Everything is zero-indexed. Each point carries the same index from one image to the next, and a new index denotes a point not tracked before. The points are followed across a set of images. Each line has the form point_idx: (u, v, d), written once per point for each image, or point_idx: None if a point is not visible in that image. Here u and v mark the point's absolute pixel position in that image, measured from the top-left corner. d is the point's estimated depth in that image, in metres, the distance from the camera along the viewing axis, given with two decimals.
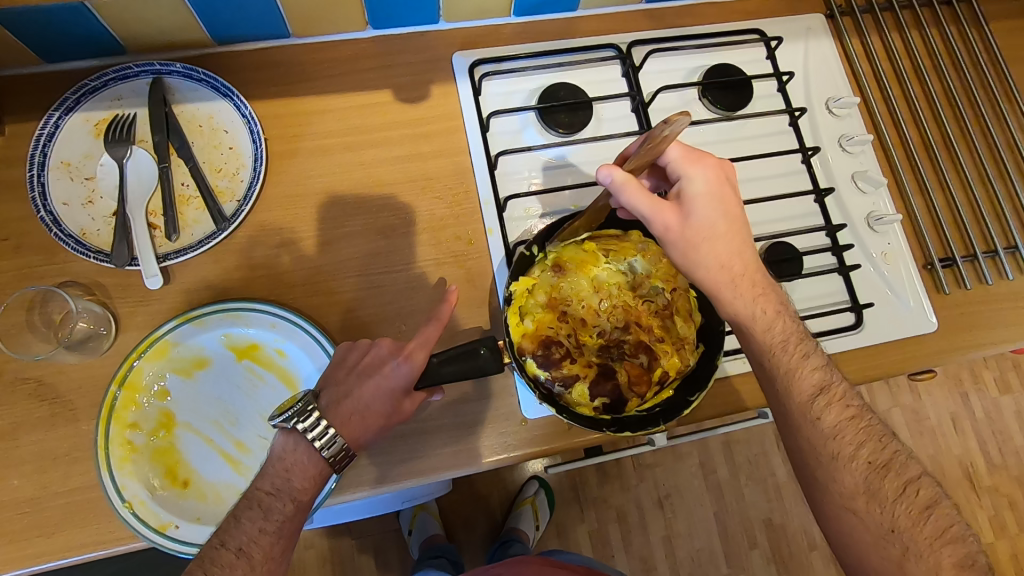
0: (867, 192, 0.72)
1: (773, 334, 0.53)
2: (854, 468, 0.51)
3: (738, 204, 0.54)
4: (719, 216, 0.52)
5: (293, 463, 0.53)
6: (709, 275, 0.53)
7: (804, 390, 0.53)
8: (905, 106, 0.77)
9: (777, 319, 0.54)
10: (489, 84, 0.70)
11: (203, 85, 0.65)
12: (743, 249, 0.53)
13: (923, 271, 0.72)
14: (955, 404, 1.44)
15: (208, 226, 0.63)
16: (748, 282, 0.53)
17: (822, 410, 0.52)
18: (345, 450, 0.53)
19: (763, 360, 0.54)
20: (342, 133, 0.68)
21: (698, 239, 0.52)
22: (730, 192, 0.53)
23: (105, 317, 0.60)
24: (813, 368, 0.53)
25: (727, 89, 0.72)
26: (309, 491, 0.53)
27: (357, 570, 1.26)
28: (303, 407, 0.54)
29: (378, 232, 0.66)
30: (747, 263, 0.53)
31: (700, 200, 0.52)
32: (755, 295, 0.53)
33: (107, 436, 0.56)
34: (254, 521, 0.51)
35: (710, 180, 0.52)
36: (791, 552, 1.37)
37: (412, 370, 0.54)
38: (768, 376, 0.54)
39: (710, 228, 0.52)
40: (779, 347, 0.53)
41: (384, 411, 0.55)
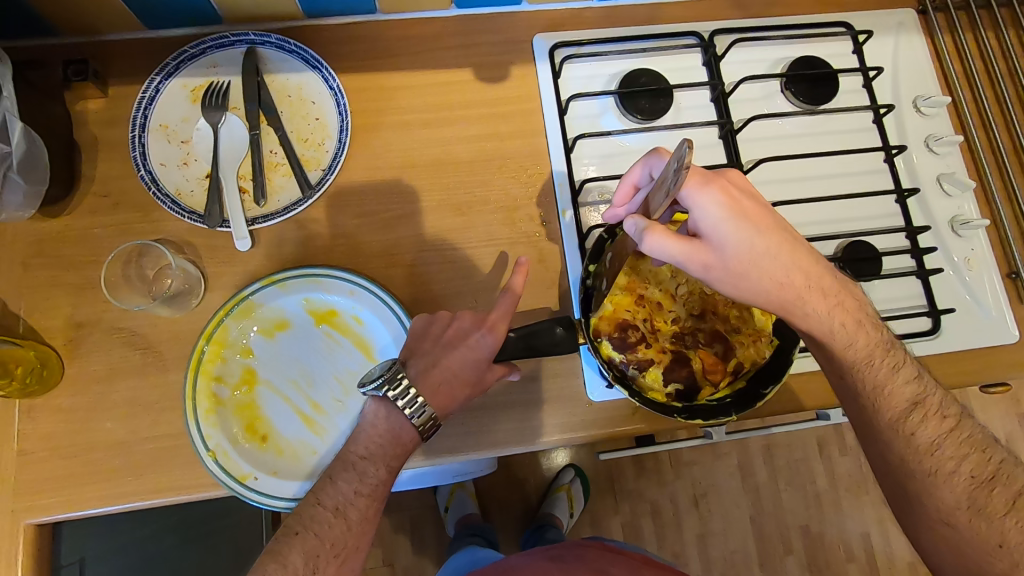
0: (953, 195, 0.70)
1: (857, 349, 0.51)
2: (957, 482, 0.50)
3: (765, 210, 0.48)
4: (754, 234, 0.47)
5: (385, 430, 0.55)
6: (769, 296, 0.49)
7: (895, 404, 0.51)
8: (997, 108, 0.74)
9: (859, 332, 0.51)
10: (570, 67, 0.70)
11: (294, 56, 0.67)
12: (796, 256, 0.49)
13: (1006, 280, 0.70)
14: (1011, 425, 1.39)
15: (294, 193, 0.65)
16: (818, 293, 0.50)
17: (918, 426, 0.51)
18: (433, 419, 0.55)
19: (849, 376, 0.52)
20: (423, 109, 0.69)
21: (744, 267, 0.48)
22: (750, 204, 0.48)
23: (197, 277, 0.63)
24: (905, 381, 0.52)
25: (812, 82, 0.70)
26: (400, 456, 0.55)
27: (395, 542, 1.29)
28: (395, 375, 0.55)
29: (453, 208, 0.67)
30: (809, 270, 0.50)
31: (726, 228, 0.47)
32: (828, 307, 0.50)
33: (194, 387, 0.59)
34: (350, 483, 0.53)
35: (727, 200, 0.47)
36: (828, 561, 1.35)
37: (494, 342, 0.56)
38: (856, 390, 0.52)
39: (760, 250, 0.48)
40: (865, 363, 0.51)
41: (469, 383, 0.56)
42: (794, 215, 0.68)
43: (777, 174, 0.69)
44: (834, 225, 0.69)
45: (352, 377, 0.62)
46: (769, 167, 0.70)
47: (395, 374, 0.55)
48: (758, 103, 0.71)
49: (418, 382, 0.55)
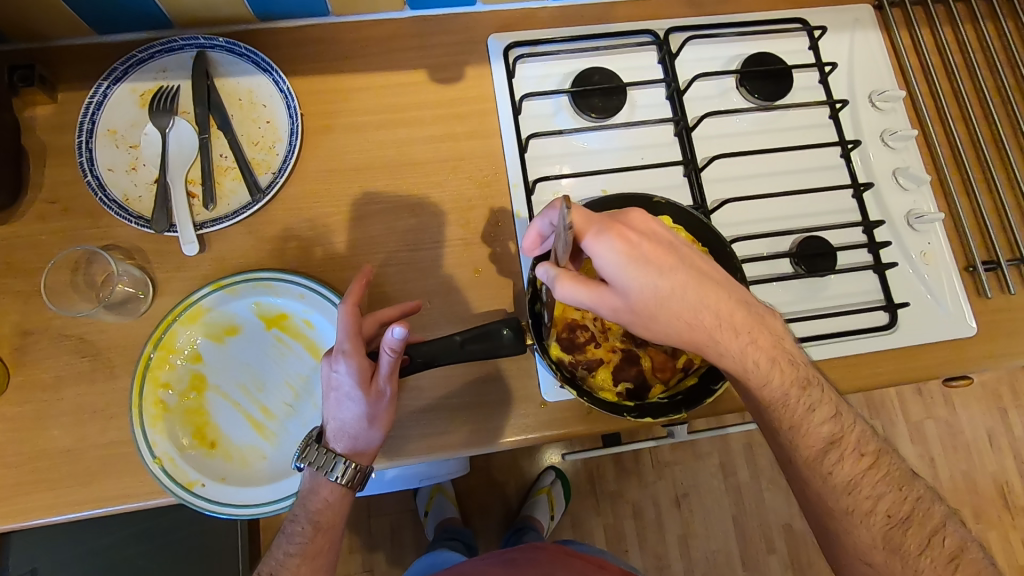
0: (909, 189, 0.70)
1: (772, 388, 0.51)
2: (873, 522, 0.50)
3: (666, 251, 0.48)
4: (654, 278, 0.47)
5: (310, 490, 0.56)
6: (680, 335, 0.49)
7: (812, 443, 0.51)
8: (955, 102, 0.74)
9: (773, 370, 0.51)
10: (524, 67, 0.70)
11: (245, 60, 0.66)
12: (704, 296, 0.49)
13: (964, 273, 0.70)
14: (992, 421, 1.39)
15: (244, 197, 0.65)
16: (729, 330, 0.50)
17: (835, 465, 0.51)
18: (360, 470, 0.56)
19: (767, 413, 0.52)
20: (377, 111, 0.69)
21: (648, 309, 0.48)
22: (650, 246, 0.47)
23: (144, 280, 0.62)
24: (823, 419, 0.52)
25: (766, 78, 0.70)
26: (326, 511, 0.56)
27: (373, 547, 1.28)
28: (306, 446, 0.56)
29: (407, 210, 0.67)
30: (716, 306, 0.49)
31: (624, 275, 0.46)
32: (742, 345, 0.50)
33: (141, 393, 0.58)
34: (281, 545, 0.56)
35: (623, 247, 0.46)
36: (810, 560, 1.35)
37: (355, 366, 0.53)
38: (775, 429, 0.52)
39: (661, 293, 0.47)
40: (781, 403, 0.51)
41: (360, 420, 0.54)
42: (750, 211, 0.68)
43: (732, 170, 0.69)
44: (789, 221, 0.69)
45: (303, 380, 0.62)
46: (724, 163, 0.69)
47: (305, 447, 0.56)
48: (713, 101, 0.71)
49: (330, 442, 0.56)
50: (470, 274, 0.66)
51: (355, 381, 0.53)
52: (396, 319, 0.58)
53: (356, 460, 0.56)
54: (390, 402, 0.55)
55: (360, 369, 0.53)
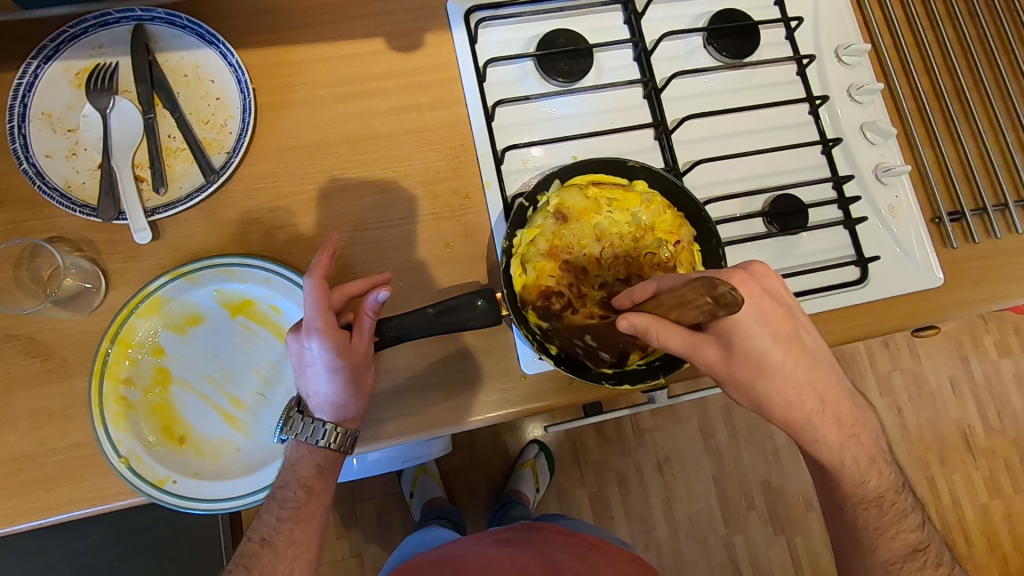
0: (876, 143, 0.70)
1: (867, 487, 0.56)
2: None
3: (787, 318, 0.51)
4: (769, 343, 0.50)
5: (299, 457, 0.55)
6: (780, 410, 0.52)
7: (896, 549, 0.57)
8: (918, 53, 0.74)
9: (871, 470, 0.56)
10: (486, 32, 0.68)
11: (188, 32, 0.62)
12: (814, 378, 0.52)
13: (931, 225, 0.71)
14: (955, 369, 1.44)
15: (197, 179, 0.61)
16: (830, 418, 0.54)
17: (914, 572, 0.57)
18: (348, 434, 0.55)
19: (857, 513, 0.57)
20: (333, 83, 0.65)
21: (749, 372, 0.51)
22: (770, 307, 0.50)
23: (95, 273, 0.59)
24: (906, 528, 0.58)
25: (733, 35, 0.69)
26: (318, 477, 0.55)
27: (360, 532, 1.28)
28: (290, 417, 0.55)
29: (372, 186, 0.64)
30: (822, 390, 0.53)
31: (740, 333, 0.50)
32: (840, 435, 0.54)
33: (101, 392, 0.55)
34: (272, 511, 0.55)
35: (751, 303, 0.49)
36: (789, 514, 1.38)
37: (327, 338, 0.51)
38: (859, 528, 0.58)
39: (772, 360, 0.51)
40: (872, 502, 0.57)
41: (343, 388, 0.53)
42: (721, 172, 0.68)
43: (702, 131, 0.68)
44: (760, 180, 0.68)
45: (273, 368, 0.60)
46: (694, 125, 0.68)
47: (289, 417, 0.55)
48: (679, 61, 0.70)
49: (314, 412, 0.55)
50: (441, 249, 0.64)
51: (332, 350, 0.51)
52: (365, 292, 0.56)
53: (343, 425, 0.55)
54: (368, 363, 0.54)
55: (335, 340, 0.51)
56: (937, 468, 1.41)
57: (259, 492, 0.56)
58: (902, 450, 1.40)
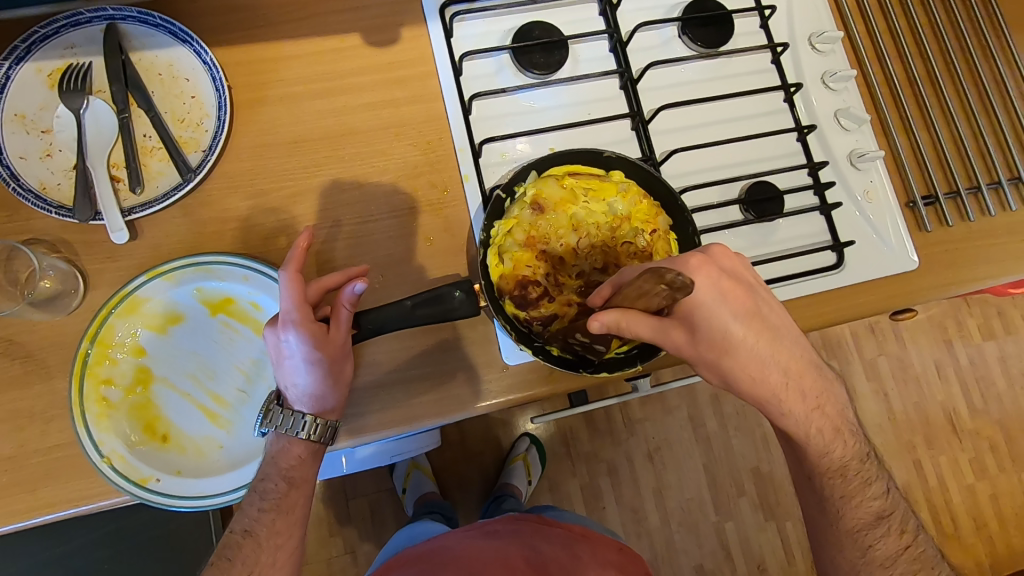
0: (851, 130, 0.71)
1: (832, 456, 0.57)
2: None
3: (746, 295, 0.52)
4: (728, 320, 0.51)
5: (279, 450, 0.56)
6: (745, 385, 0.53)
7: (861, 517, 0.59)
8: (891, 39, 0.75)
9: (836, 440, 0.57)
10: (462, 26, 0.68)
11: (161, 30, 0.62)
12: (776, 352, 0.53)
13: (906, 210, 0.71)
14: (939, 353, 1.46)
15: (174, 178, 0.61)
16: (795, 390, 0.55)
17: (877, 539, 0.58)
18: (328, 425, 0.55)
19: (822, 482, 0.59)
20: (310, 79, 0.65)
21: (715, 352, 0.52)
22: (728, 285, 0.51)
23: (72, 274, 0.59)
24: (872, 496, 0.59)
25: (707, 25, 0.70)
26: (299, 468, 0.56)
27: (353, 528, 1.28)
28: (269, 409, 0.55)
29: (351, 181, 0.64)
30: (786, 363, 0.54)
31: (700, 312, 0.50)
32: (806, 406, 0.56)
33: (81, 392, 0.55)
34: (253, 502, 0.55)
35: (707, 282, 0.50)
36: (778, 500, 1.40)
37: (303, 330, 0.52)
38: (826, 497, 0.59)
39: (734, 338, 0.52)
40: (837, 471, 0.58)
41: (320, 380, 0.53)
42: (697, 160, 0.68)
43: (678, 120, 0.69)
44: (737, 168, 0.69)
45: (254, 365, 0.60)
46: (671, 115, 0.69)
47: (268, 410, 0.55)
48: (655, 51, 0.70)
49: (293, 404, 0.56)
50: (421, 243, 0.64)
51: (308, 342, 0.52)
52: (341, 285, 0.56)
53: (323, 416, 0.55)
54: (345, 355, 0.55)
55: (310, 332, 0.52)
56: (923, 450, 1.42)
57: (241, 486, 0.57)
58: (888, 434, 1.42)
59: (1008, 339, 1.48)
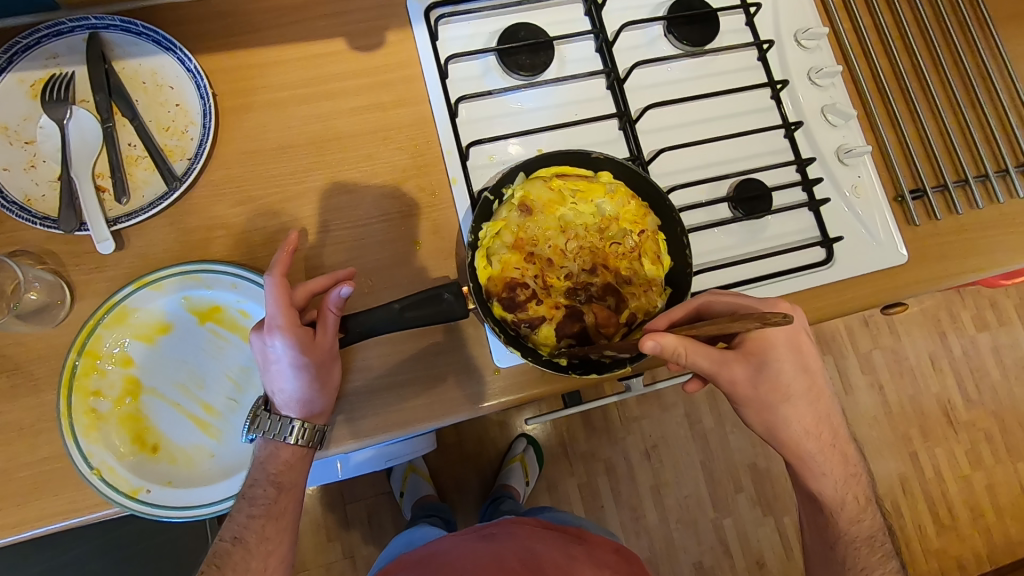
0: (837, 125, 0.71)
1: (858, 525, 0.60)
2: None
3: (816, 357, 0.57)
4: (795, 371, 0.55)
5: (266, 455, 0.56)
6: (791, 434, 0.57)
7: None
8: (876, 35, 0.75)
9: (865, 513, 0.60)
10: (448, 29, 0.68)
11: (144, 39, 0.62)
12: (829, 418, 0.58)
13: (894, 204, 0.72)
14: (934, 345, 1.47)
15: (159, 186, 0.61)
16: (837, 458, 0.59)
17: None
18: (316, 429, 0.56)
19: (844, 547, 0.60)
20: (295, 85, 0.65)
21: (774, 397, 0.56)
22: (807, 346, 0.56)
23: (58, 285, 0.58)
24: (890, 574, 0.59)
25: (692, 24, 0.70)
26: (288, 472, 0.56)
27: (351, 534, 1.28)
28: (257, 415, 0.56)
29: (339, 186, 0.64)
30: (834, 428, 0.59)
31: (770, 357, 0.55)
32: (844, 476, 0.60)
33: (69, 404, 0.55)
34: (242, 509, 0.55)
35: (791, 335, 0.55)
36: (776, 495, 1.40)
37: (287, 335, 0.51)
38: (844, 565, 0.60)
39: (795, 389, 0.56)
40: (863, 541, 0.60)
41: (308, 384, 0.53)
42: (685, 159, 0.68)
43: (666, 120, 0.69)
44: (725, 166, 0.69)
45: (244, 373, 0.60)
46: (658, 114, 0.69)
47: (256, 415, 0.56)
48: (641, 51, 0.70)
49: (281, 409, 0.56)
50: (410, 247, 0.64)
51: (295, 347, 0.52)
52: (328, 287, 0.56)
53: (310, 420, 0.56)
54: (332, 359, 0.55)
55: (296, 337, 0.52)
56: (919, 443, 1.43)
57: (231, 494, 0.57)
58: (884, 427, 1.43)
59: (1002, 330, 1.48)
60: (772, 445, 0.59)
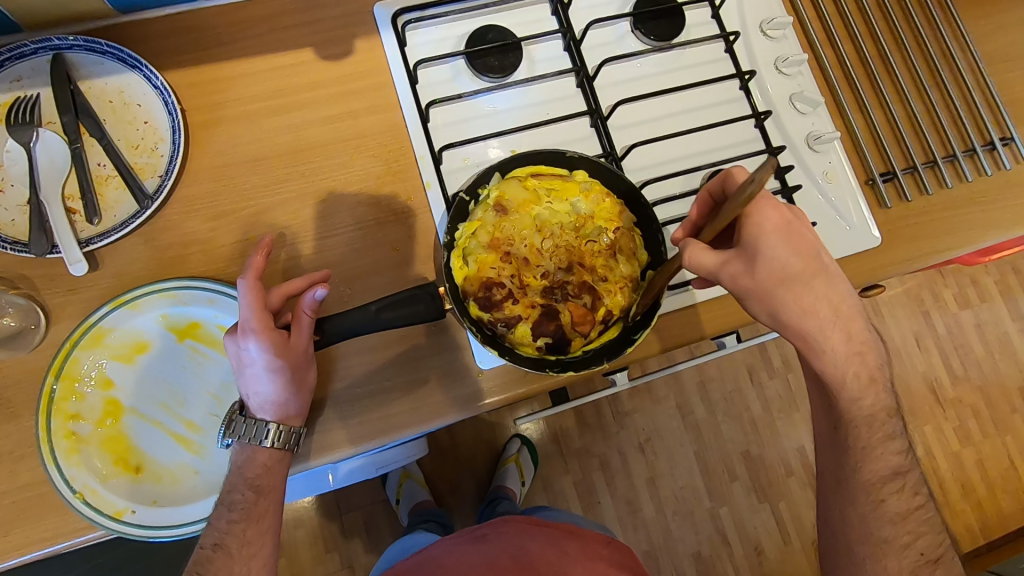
0: (806, 113, 0.72)
1: (862, 405, 0.55)
2: (905, 555, 0.56)
3: (810, 236, 0.52)
4: (791, 255, 0.50)
5: (242, 460, 0.56)
6: (791, 320, 0.52)
7: (878, 470, 0.57)
8: (840, 22, 0.76)
9: (869, 390, 0.55)
10: (416, 34, 0.68)
11: (108, 57, 0.61)
12: (830, 295, 0.53)
13: (865, 187, 0.72)
14: (918, 324, 1.48)
15: (131, 205, 0.60)
16: (841, 333, 0.53)
17: (889, 494, 0.57)
18: (292, 431, 0.56)
19: (848, 428, 0.56)
20: (266, 97, 0.65)
21: (772, 283, 0.51)
22: (798, 227, 0.51)
23: (32, 309, 0.57)
24: (892, 451, 0.57)
25: (658, 19, 0.70)
26: (266, 476, 0.56)
27: (349, 544, 1.27)
28: (232, 420, 0.56)
29: (313, 197, 0.64)
30: (835, 303, 0.53)
31: (764, 240, 0.50)
32: (849, 352, 0.54)
33: (49, 429, 0.54)
34: (221, 515, 0.55)
35: (778, 217, 0.50)
36: (770, 481, 1.41)
37: (259, 335, 0.52)
38: (848, 445, 0.57)
39: (792, 271, 0.50)
40: (865, 420, 0.56)
41: (283, 387, 0.54)
42: (658, 154, 0.69)
43: (637, 115, 0.70)
44: (697, 158, 0.70)
45: (225, 389, 0.59)
46: (628, 110, 0.70)
47: (230, 420, 0.56)
48: (610, 47, 0.71)
49: (255, 413, 0.56)
50: (387, 253, 0.64)
51: (269, 351, 0.52)
52: (305, 290, 0.57)
53: (286, 422, 0.55)
54: (309, 363, 0.56)
55: (269, 341, 0.52)
56: (908, 421, 1.45)
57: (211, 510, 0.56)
58: None
59: (984, 307, 1.50)
60: (775, 330, 0.54)
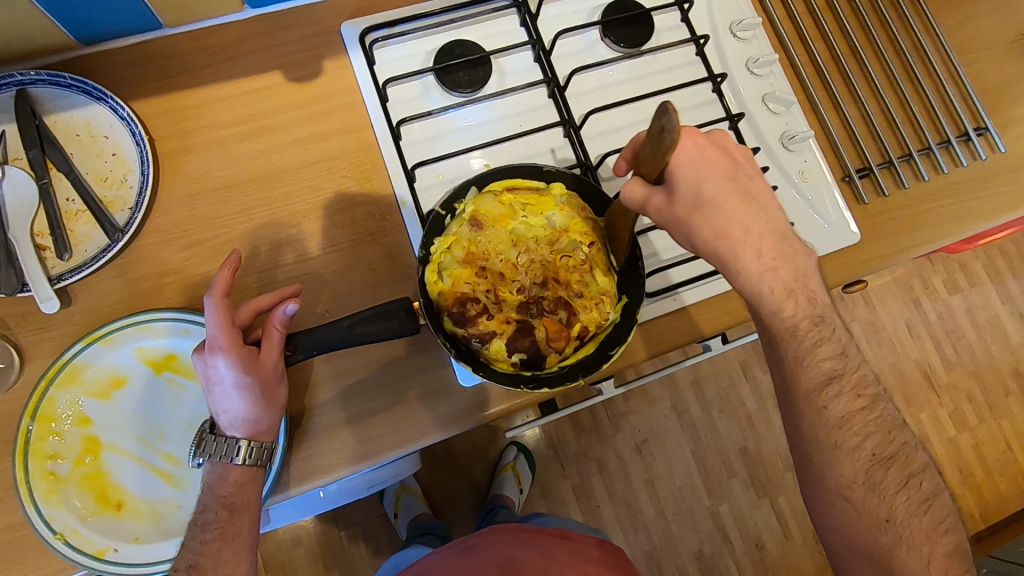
0: (779, 112, 0.72)
1: (783, 316, 0.53)
2: (858, 457, 0.54)
3: (724, 156, 0.50)
4: (702, 178, 0.49)
5: (215, 478, 0.55)
6: (706, 243, 0.51)
7: (813, 376, 0.54)
8: (811, 20, 0.76)
9: (788, 299, 0.52)
10: (384, 52, 0.67)
11: (73, 90, 0.60)
12: (740, 209, 0.50)
13: (842, 184, 0.72)
14: (909, 312, 1.49)
15: (101, 239, 0.60)
16: (756, 250, 0.51)
17: (830, 400, 0.54)
18: (264, 447, 0.55)
19: (776, 338, 0.54)
20: (236, 123, 0.64)
21: (687, 212, 0.50)
22: (711, 151, 0.50)
23: (6, 349, 0.57)
24: (826, 356, 0.54)
25: (627, 26, 0.70)
26: (238, 494, 0.55)
27: (349, 559, 1.27)
28: (202, 440, 0.55)
29: (287, 221, 0.64)
30: (749, 223, 0.51)
31: (679, 170, 0.48)
32: (763, 268, 0.51)
33: (27, 471, 0.54)
34: (195, 536, 0.54)
35: (689, 143, 0.49)
36: (768, 476, 1.41)
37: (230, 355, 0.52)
38: (779, 355, 0.55)
39: (704, 195, 0.49)
40: (789, 330, 0.53)
41: (252, 404, 0.53)
42: None
43: (610, 122, 0.69)
44: None
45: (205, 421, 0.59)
46: (601, 118, 0.69)
47: (201, 439, 0.55)
48: (581, 56, 0.70)
49: (226, 430, 0.55)
50: (364, 274, 0.64)
51: (237, 367, 0.52)
52: (274, 306, 0.57)
53: (257, 439, 0.55)
54: (280, 384, 0.55)
55: (238, 357, 0.52)
56: (904, 410, 1.45)
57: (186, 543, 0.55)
58: None
59: (973, 291, 1.51)
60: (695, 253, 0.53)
